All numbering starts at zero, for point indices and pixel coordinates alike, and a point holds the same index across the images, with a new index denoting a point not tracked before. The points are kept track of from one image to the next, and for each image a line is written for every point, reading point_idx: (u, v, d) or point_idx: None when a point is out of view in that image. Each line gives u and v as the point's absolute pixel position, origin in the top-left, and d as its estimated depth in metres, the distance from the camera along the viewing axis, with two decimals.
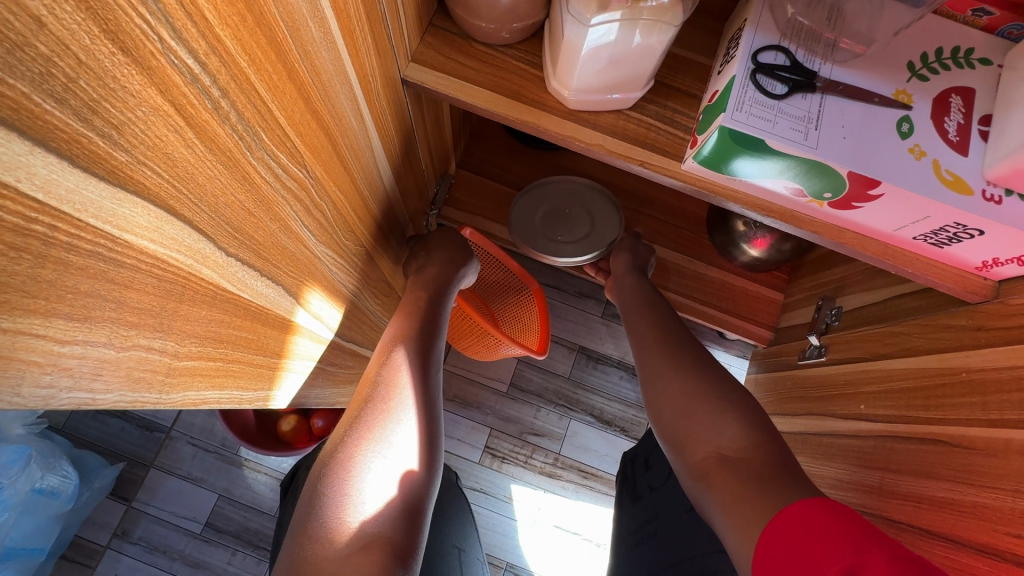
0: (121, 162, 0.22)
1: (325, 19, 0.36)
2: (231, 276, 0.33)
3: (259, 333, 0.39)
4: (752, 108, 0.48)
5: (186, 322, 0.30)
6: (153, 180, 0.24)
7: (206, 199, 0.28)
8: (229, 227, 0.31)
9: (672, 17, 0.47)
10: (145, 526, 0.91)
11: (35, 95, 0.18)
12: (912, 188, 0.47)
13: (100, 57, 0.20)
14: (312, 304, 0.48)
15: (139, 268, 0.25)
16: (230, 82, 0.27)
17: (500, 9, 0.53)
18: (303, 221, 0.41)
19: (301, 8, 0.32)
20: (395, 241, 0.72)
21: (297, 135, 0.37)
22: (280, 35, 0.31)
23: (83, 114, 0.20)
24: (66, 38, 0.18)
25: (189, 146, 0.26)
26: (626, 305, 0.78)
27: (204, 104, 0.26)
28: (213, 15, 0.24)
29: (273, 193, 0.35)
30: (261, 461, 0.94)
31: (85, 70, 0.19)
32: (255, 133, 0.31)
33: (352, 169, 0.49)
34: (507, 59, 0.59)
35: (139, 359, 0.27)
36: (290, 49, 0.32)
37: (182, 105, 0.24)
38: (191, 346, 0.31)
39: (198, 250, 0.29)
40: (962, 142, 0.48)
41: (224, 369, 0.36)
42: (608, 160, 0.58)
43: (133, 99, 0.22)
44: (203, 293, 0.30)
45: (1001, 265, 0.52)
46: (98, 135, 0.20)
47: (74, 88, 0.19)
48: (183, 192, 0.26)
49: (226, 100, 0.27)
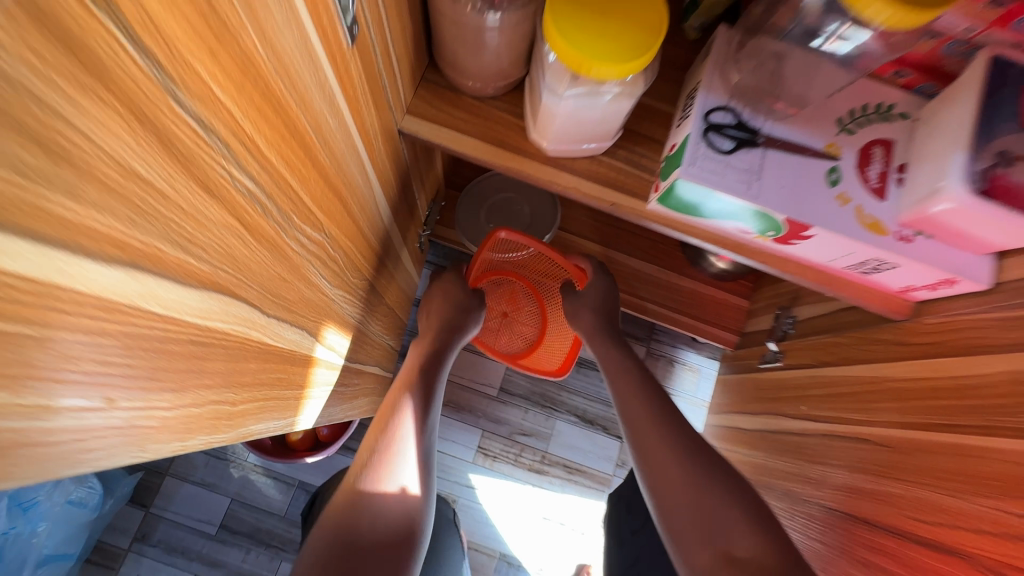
0: (201, 269, 0.29)
1: (340, 111, 0.43)
2: (272, 332, 0.40)
3: (288, 371, 0.47)
4: (704, 162, 0.56)
5: (240, 373, 0.38)
6: (221, 275, 0.31)
7: (255, 278, 0.36)
8: (271, 295, 0.39)
9: (634, 86, 0.54)
10: (164, 531, 0.98)
11: (152, 240, 0.25)
12: (838, 231, 0.55)
13: (192, 202, 0.27)
14: (329, 339, 0.55)
15: (209, 341, 0.32)
16: (273, 186, 0.35)
17: (485, 70, 0.60)
18: (322, 274, 0.48)
19: (322, 111, 0.39)
20: (392, 267, 0.79)
21: (319, 208, 0.44)
22: (307, 138, 0.38)
23: (179, 243, 0.27)
24: (173, 199, 0.25)
25: (245, 243, 0.33)
26: (611, 356, 0.80)
27: (256, 209, 0.33)
28: (262, 145, 0.32)
29: (302, 259, 0.42)
30: (270, 467, 1.01)
31: (183, 215, 0.26)
32: (289, 218, 0.38)
33: (358, 219, 0.56)
34: (492, 109, 0.66)
35: (184, 425, 0.34)
36: (314, 145, 0.39)
37: (241, 215, 0.32)
38: (242, 390, 0.39)
39: (250, 318, 0.36)
40: (882, 188, 0.57)
41: (263, 403, 0.44)
42: (583, 200, 0.65)
43: (211, 223, 0.29)
44: (253, 349, 0.38)
45: (917, 290, 0.61)
46: (188, 255, 0.28)
47: (176, 228, 0.26)
48: (241, 278, 0.34)
49: (270, 201, 0.35)
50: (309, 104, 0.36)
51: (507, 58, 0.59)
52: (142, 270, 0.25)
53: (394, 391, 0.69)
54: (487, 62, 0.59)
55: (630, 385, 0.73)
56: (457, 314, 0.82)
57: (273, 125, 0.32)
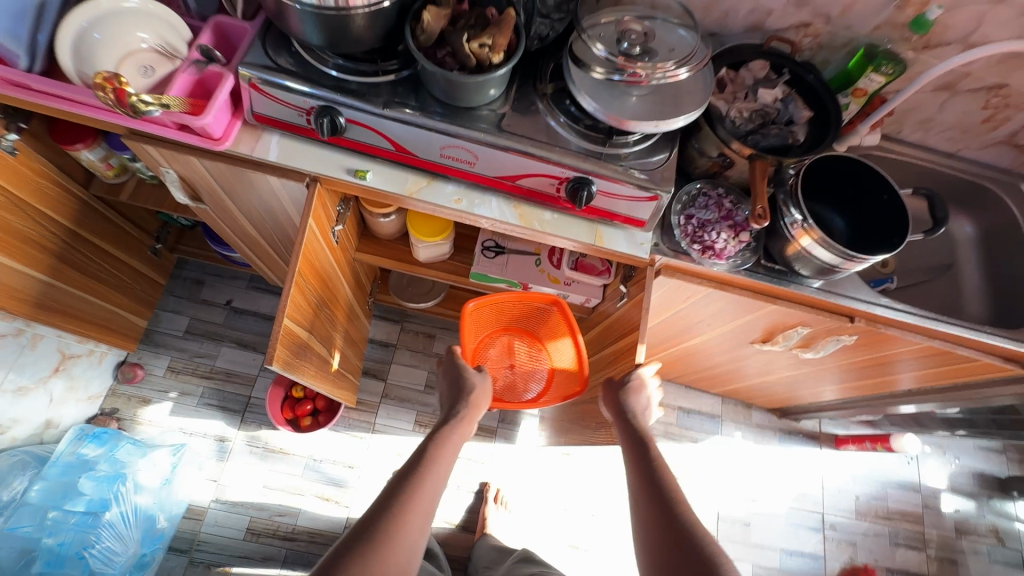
0: (308, 331, 1.11)
1: (334, 270, 1.22)
2: (320, 350, 1.21)
3: (323, 366, 1.27)
4: (483, 262, 1.34)
5: (313, 363, 1.18)
6: (311, 333, 1.12)
7: (317, 331, 1.16)
8: (318, 336, 1.19)
9: (444, 241, 1.30)
10: (229, 494, 1.59)
11: (304, 323, 1.06)
12: (540, 285, 1.33)
13: (309, 313, 1.09)
14: (331, 357, 1.34)
15: (310, 352, 1.14)
16: (319, 302, 1.15)
17: (388, 231, 1.37)
18: (330, 327, 1.29)
19: (330, 273, 1.19)
20: (355, 320, 1.56)
21: (329, 305, 1.24)
22: (326, 285, 1.18)
23: (307, 324, 1.08)
24: (308, 313, 1.07)
25: (315, 321, 1.14)
26: (631, 434, 0.97)
27: (317, 311, 1.14)
28: (318, 292, 1.13)
29: (325, 324, 1.22)
30: (289, 448, 1.67)
31: (308, 317, 1.08)
32: (322, 311, 1.18)
33: (341, 304, 1.35)
34: (395, 243, 1.43)
35: (293, 374, 1.04)
36: (328, 285, 1.19)
37: (314, 312, 1.12)
38: (313, 369, 1.20)
39: (315, 344, 1.17)
40: (557, 264, 1.33)
41: (319, 376, 1.25)
42: (442, 279, 1.43)
43: (310, 317, 1.10)
44: (316, 355, 1.19)
45: (588, 304, 1.38)
46: (308, 327, 1.09)
47: (307, 322, 1.08)
48: (314, 332, 1.15)
49: (319, 308, 1.16)
50: (327, 274, 1.16)
51: (399, 225, 1.36)
52: (303, 330, 1.06)
53: (411, 458, 0.87)
54: (388, 232, 1.37)
55: (634, 433, 0.97)
56: (471, 416, 1.00)
57: (319, 287, 1.13)
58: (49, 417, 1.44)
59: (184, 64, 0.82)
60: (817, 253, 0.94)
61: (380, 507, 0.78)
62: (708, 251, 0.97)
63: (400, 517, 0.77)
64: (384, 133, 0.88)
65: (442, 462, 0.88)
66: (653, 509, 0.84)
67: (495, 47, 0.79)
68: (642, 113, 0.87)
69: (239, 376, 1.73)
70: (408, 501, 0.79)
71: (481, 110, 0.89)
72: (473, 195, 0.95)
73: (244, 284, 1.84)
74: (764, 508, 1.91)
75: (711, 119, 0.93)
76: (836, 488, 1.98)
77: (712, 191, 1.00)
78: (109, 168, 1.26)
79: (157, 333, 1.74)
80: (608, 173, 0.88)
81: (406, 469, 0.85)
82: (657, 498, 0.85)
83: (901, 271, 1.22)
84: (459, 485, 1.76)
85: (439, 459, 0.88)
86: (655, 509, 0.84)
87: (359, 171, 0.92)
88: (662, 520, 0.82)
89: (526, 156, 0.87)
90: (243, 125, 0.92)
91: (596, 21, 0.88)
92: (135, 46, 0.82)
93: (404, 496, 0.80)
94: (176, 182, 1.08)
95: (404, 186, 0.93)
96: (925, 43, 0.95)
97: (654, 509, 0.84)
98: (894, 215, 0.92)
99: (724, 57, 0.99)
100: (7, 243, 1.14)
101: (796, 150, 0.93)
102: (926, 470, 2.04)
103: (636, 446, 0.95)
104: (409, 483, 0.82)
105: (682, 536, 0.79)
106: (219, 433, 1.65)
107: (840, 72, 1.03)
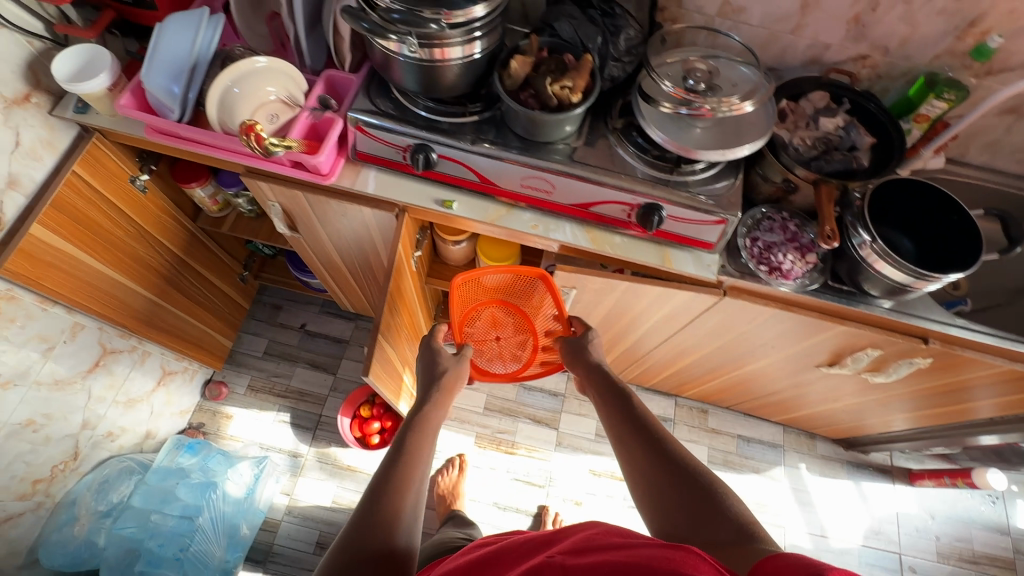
0: (392, 348, 1.20)
1: (412, 293, 1.32)
2: (398, 367, 1.30)
3: (400, 384, 1.36)
4: None
5: (393, 379, 1.27)
6: (393, 350, 1.21)
7: (397, 350, 1.25)
8: (398, 354, 1.28)
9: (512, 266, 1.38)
10: (302, 506, 1.68)
11: (388, 341, 1.15)
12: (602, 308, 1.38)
13: (393, 332, 1.18)
14: (407, 375, 1.43)
15: (392, 368, 1.23)
16: (400, 323, 1.24)
17: (459, 257, 1.46)
18: (407, 347, 1.38)
19: (409, 296, 1.28)
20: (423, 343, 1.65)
21: (407, 325, 1.33)
22: (406, 307, 1.27)
23: (391, 342, 1.17)
24: (392, 332, 1.17)
25: (397, 340, 1.23)
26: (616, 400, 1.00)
27: (398, 330, 1.23)
28: (400, 313, 1.22)
29: (404, 343, 1.31)
30: (355, 465, 1.75)
31: (392, 336, 1.17)
32: (402, 331, 1.27)
33: (415, 325, 1.45)
34: (463, 270, 1.52)
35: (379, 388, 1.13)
36: (407, 307, 1.29)
37: (396, 330, 1.21)
38: (393, 385, 1.28)
39: (396, 362, 1.26)
40: None
41: (396, 393, 1.33)
42: None
43: (394, 336, 1.19)
44: (396, 372, 1.28)
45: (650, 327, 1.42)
46: (392, 345, 1.18)
47: (391, 340, 1.17)
48: (396, 350, 1.24)
49: (400, 327, 1.25)
50: (407, 296, 1.26)
51: (468, 252, 1.46)
52: (388, 347, 1.15)
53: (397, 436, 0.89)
54: (458, 257, 1.46)
55: (617, 397, 1.00)
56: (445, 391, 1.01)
57: (401, 308, 1.22)
58: (149, 428, 1.58)
59: (303, 112, 0.96)
60: (886, 273, 0.96)
61: (379, 486, 0.80)
62: (774, 272, 1.01)
63: (398, 492, 0.79)
64: (470, 168, 0.98)
65: (427, 436, 0.90)
66: (650, 466, 0.87)
67: (574, 88, 0.88)
68: (708, 143, 0.94)
69: (312, 395, 1.85)
70: (405, 477, 0.81)
71: (556, 144, 0.98)
72: (547, 221, 1.03)
73: (317, 309, 1.98)
74: (833, 544, 1.83)
75: (774, 146, 0.98)
76: (912, 526, 1.87)
77: (777, 214, 1.04)
78: (216, 204, 1.42)
79: (239, 353, 1.89)
80: (677, 198, 0.94)
81: (395, 448, 0.87)
82: (653, 455, 0.88)
83: (974, 293, 1.20)
84: (517, 507, 1.78)
85: (425, 435, 0.90)
86: (650, 460, 0.88)
87: (446, 201, 1.02)
88: (660, 473, 0.86)
89: (602, 185, 0.95)
90: (345, 162, 1.04)
91: (662, 61, 0.97)
92: (265, 97, 0.94)
93: (400, 474, 0.81)
94: (280, 214, 1.22)
95: (486, 214, 1.02)
96: (988, 69, 0.98)
97: (652, 461, 0.88)
98: (965, 236, 0.94)
99: (784, 89, 1.04)
100: (132, 268, 1.29)
101: (861, 175, 0.96)
102: (1016, 512, 1.90)
103: (628, 411, 0.97)
104: (401, 460, 0.84)
105: (682, 481, 0.83)
106: (293, 447, 1.76)
107: (901, 99, 1.06)
